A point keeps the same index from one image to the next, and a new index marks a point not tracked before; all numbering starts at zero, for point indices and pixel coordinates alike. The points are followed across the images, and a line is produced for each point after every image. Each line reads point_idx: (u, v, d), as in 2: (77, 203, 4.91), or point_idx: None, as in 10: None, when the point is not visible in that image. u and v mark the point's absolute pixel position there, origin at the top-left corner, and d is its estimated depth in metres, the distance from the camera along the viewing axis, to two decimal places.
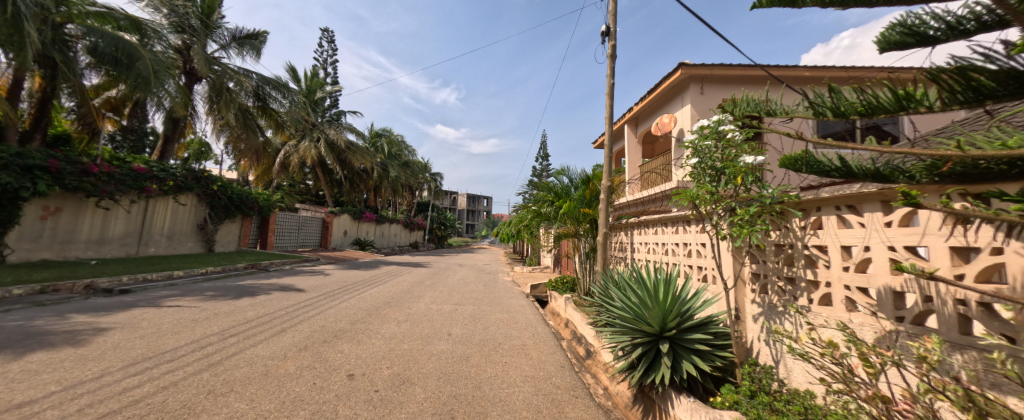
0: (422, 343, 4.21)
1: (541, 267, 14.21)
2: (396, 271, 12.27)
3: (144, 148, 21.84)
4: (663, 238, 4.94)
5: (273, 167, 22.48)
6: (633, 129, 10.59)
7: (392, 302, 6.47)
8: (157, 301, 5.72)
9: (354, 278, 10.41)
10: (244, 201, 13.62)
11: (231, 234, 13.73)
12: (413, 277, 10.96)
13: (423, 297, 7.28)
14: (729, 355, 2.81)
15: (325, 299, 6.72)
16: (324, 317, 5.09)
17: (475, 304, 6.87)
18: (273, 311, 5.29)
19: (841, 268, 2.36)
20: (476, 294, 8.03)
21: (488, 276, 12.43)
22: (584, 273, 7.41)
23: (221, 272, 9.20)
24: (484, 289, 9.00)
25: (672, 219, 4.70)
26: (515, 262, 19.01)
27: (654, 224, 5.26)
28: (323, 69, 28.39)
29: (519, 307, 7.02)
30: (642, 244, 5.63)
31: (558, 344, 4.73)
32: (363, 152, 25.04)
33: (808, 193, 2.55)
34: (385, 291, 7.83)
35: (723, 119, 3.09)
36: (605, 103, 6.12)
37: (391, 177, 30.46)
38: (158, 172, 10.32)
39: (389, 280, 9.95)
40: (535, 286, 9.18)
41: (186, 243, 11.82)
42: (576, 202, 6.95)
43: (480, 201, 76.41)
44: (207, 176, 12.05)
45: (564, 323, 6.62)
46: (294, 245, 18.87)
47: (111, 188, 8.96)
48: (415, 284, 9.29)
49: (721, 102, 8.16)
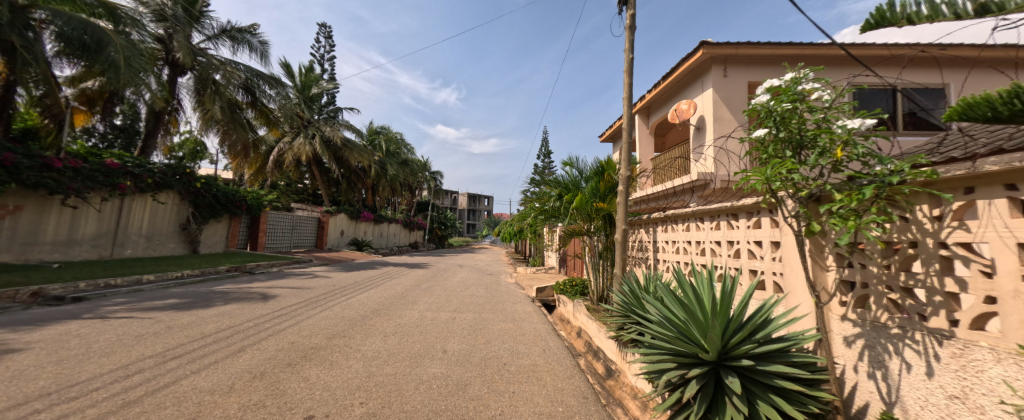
0: (411, 364, 3.44)
1: (545, 268, 13.45)
2: (392, 273, 11.55)
3: (132, 146, 21.09)
4: (697, 236, 4.18)
5: (266, 165, 21.74)
6: (645, 119, 9.81)
7: (381, 310, 5.71)
8: (108, 311, 4.96)
9: (346, 280, 9.68)
10: (231, 199, 12.87)
11: (217, 235, 12.98)
12: (410, 279, 10.24)
13: (418, 303, 6.52)
14: (826, 396, 2.03)
15: (305, 306, 5.96)
16: (298, 329, 4.33)
17: (475, 312, 6.12)
18: (241, 323, 4.54)
19: (1014, 277, 1.54)
20: (477, 299, 7.28)
21: (489, 278, 11.66)
22: (597, 275, 6.65)
23: (200, 276, 8.47)
24: (486, 293, 8.26)
25: (711, 213, 3.95)
26: (518, 262, 18.20)
27: (685, 219, 4.50)
28: (320, 65, 27.64)
29: (525, 315, 6.25)
30: (669, 243, 4.85)
31: (576, 363, 3.99)
32: (360, 150, 24.27)
33: (953, 167, 1.75)
34: (377, 296, 7.09)
35: (803, 76, 2.36)
36: (623, 82, 5.36)
37: (389, 175, 29.69)
38: (134, 167, 9.57)
39: (383, 283, 9.22)
40: (542, 289, 8.44)
41: (168, 244, 11.09)
42: (589, 196, 6.19)
43: (480, 201, 75.68)
44: (189, 172, 11.29)
45: (576, 331, 5.89)
46: (288, 246, 18.14)
47: (78, 185, 8.23)
48: (411, 287, 8.56)
49: (747, 86, 7.41)
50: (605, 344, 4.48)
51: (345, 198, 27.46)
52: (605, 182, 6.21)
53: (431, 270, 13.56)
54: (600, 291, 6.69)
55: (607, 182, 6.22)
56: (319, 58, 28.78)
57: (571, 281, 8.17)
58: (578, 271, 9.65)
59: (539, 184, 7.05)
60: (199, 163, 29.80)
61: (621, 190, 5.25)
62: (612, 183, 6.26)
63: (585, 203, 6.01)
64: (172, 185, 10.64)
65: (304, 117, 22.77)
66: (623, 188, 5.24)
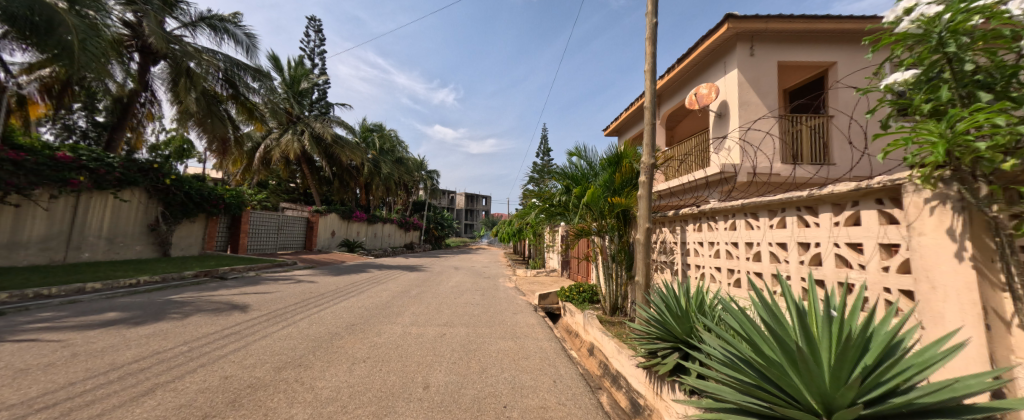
0: (377, 411, 2.54)
1: (547, 270, 12.55)
2: (380, 277, 10.61)
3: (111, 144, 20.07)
4: (750, 236, 3.31)
5: (253, 163, 20.71)
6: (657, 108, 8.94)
7: (356, 325, 4.81)
8: (15, 331, 4.05)
9: (328, 285, 8.74)
10: (207, 198, 11.88)
11: (191, 236, 11.99)
12: (400, 283, 9.32)
13: (403, 315, 5.61)
14: None
15: (268, 320, 5.06)
16: (240, 356, 3.41)
17: (469, 326, 5.21)
18: (173, 346, 3.65)
19: None
20: (472, 309, 6.36)
21: (487, 282, 10.76)
22: (610, 282, 5.77)
23: (160, 283, 7.54)
24: (483, 301, 7.35)
25: (770, 207, 3.10)
26: (518, 265, 17.26)
27: (728, 215, 3.64)
28: (311, 59, 26.66)
29: (528, 328, 5.37)
30: (704, 245, 3.99)
31: (596, 400, 3.07)
32: (352, 147, 23.27)
33: None
34: (356, 306, 6.17)
35: None
36: (645, 51, 4.48)
37: (384, 174, 28.65)
38: (89, 162, 8.62)
39: (368, 289, 8.29)
40: (545, 296, 7.54)
41: (133, 247, 10.16)
42: (602, 189, 5.30)
43: (479, 201, 74.68)
44: (158, 167, 10.31)
45: (588, 349, 5.00)
46: (273, 247, 17.14)
47: (19, 180, 7.30)
48: (398, 294, 7.63)
49: (777, 66, 6.56)
50: (628, 370, 3.60)
51: (338, 198, 26.45)
52: (620, 173, 5.29)
53: (424, 273, 12.61)
54: (614, 300, 5.78)
55: (623, 173, 5.30)
56: (311, 53, 27.76)
57: (578, 287, 7.26)
58: (586, 275, 8.76)
59: (543, 177, 6.13)
60: (186, 162, 28.71)
61: (643, 180, 4.36)
62: (628, 174, 5.33)
63: (596, 198, 5.11)
64: (136, 182, 9.69)
65: (293, 113, 21.83)
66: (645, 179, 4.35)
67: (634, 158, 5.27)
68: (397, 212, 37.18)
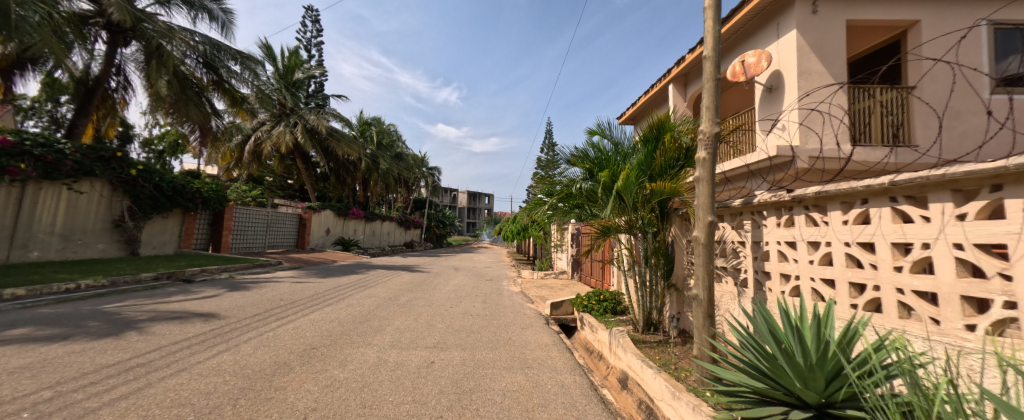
0: None
1: (556, 272, 11.33)
2: (370, 279, 9.49)
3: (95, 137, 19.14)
4: (899, 231, 2.06)
5: (243, 156, 19.64)
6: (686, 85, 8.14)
7: (318, 350, 3.67)
8: None
9: (307, 288, 7.60)
10: (181, 191, 10.77)
11: (165, 232, 10.92)
12: (390, 287, 8.16)
13: (383, 332, 4.46)
14: None
15: (207, 339, 3.94)
16: (118, 410, 2.28)
17: (467, 349, 4.03)
18: (34, 390, 2.52)
19: None
20: (471, 324, 5.18)
21: (490, 285, 9.63)
22: (642, 292, 4.59)
23: (108, 287, 6.45)
24: (485, 311, 6.18)
25: (945, 185, 1.85)
26: (523, 265, 16.13)
27: (844, 200, 2.43)
28: (307, 50, 25.63)
29: (541, 350, 4.22)
30: (799, 246, 2.77)
31: None
32: (348, 141, 22.17)
33: None
34: (329, 317, 5.02)
35: None
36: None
37: (383, 169, 27.54)
38: (34, 148, 7.55)
39: (353, 294, 7.16)
40: (558, 305, 6.39)
41: (95, 245, 9.12)
42: (636, 172, 4.10)
43: (481, 200, 73.63)
44: (121, 156, 9.23)
45: (620, 381, 3.83)
46: (262, 245, 16.10)
47: None
48: (386, 301, 6.49)
49: (845, 26, 5.36)
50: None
51: (334, 194, 25.38)
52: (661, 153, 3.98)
53: (421, 275, 11.43)
54: (648, 315, 4.60)
55: (665, 153, 4.00)
56: (307, 43, 26.69)
57: (599, 294, 6.07)
58: (604, 279, 7.60)
59: (559, 162, 4.91)
60: (179, 158, 27.71)
61: (702, 157, 3.17)
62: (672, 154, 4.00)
63: (632, 186, 3.84)
64: (94, 172, 8.62)
65: (286, 105, 20.82)
66: (705, 153, 3.15)
67: (683, 132, 3.96)
68: (397, 209, 36.03)
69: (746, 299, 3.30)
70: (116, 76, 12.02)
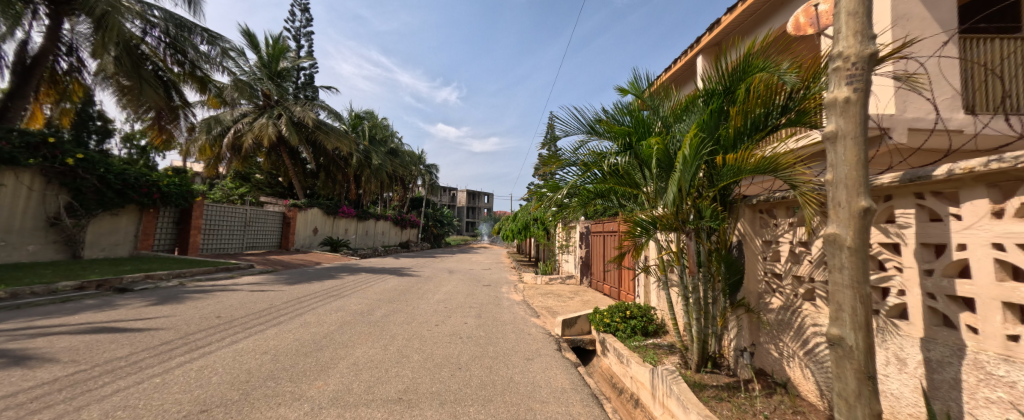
0: None
1: (562, 277, 9.96)
2: (348, 286, 8.16)
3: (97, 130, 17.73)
4: None
5: (223, 150, 18.26)
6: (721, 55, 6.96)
7: (208, 413, 2.33)
8: None
9: (264, 299, 6.26)
10: (134, 184, 9.39)
11: (117, 232, 9.61)
12: (367, 297, 6.80)
13: (329, 374, 3.11)
14: None
15: (50, 387, 2.61)
16: None
17: (446, 405, 2.67)
18: None
19: None
20: (458, 354, 3.85)
21: (486, 293, 8.27)
22: (698, 315, 3.22)
23: (3, 300, 5.13)
24: (478, 332, 4.82)
25: None
26: (525, 268, 14.74)
27: None
28: (296, 41, 24.34)
29: (554, 403, 2.86)
30: None
31: None
32: (338, 134, 20.79)
33: None
34: (262, 347, 3.65)
35: None
36: None
37: (376, 166, 26.12)
38: None
39: (318, 306, 5.84)
40: (571, 322, 5.04)
41: (23, 247, 7.83)
42: (700, 134, 2.71)
43: (481, 199, 72.28)
44: (55, 142, 7.89)
45: None
46: (239, 246, 14.73)
47: None
48: (354, 318, 5.14)
49: None
50: None
51: (325, 192, 24.04)
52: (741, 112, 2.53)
53: (410, 280, 10.08)
54: (704, 345, 3.24)
55: (752, 110, 2.50)
56: (295, 33, 25.25)
57: (624, 312, 4.74)
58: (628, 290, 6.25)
59: (578, 132, 3.55)
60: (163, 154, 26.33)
61: (842, 98, 1.83)
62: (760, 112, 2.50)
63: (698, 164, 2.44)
64: (18, 160, 7.30)
65: (271, 96, 19.44)
66: (854, 93, 1.79)
67: (782, 74, 2.49)
68: (392, 208, 34.60)
69: (907, 341, 2.00)
70: (67, 57, 10.65)
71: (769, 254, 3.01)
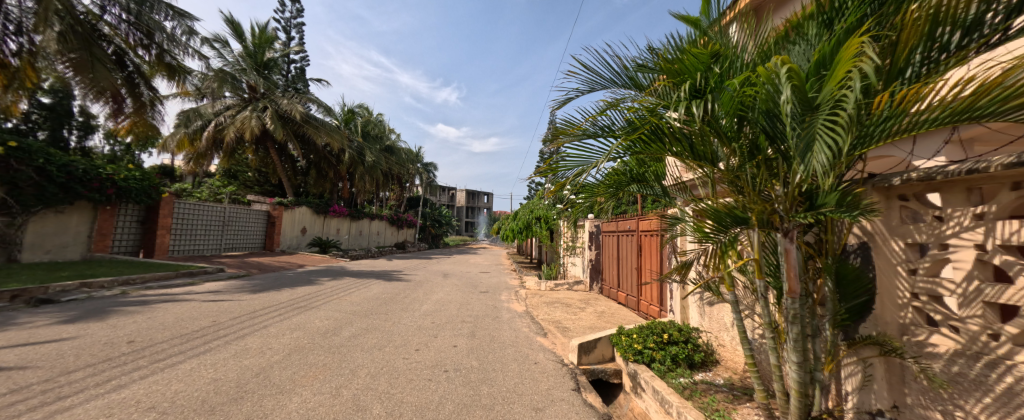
0: None
1: (570, 282, 8.84)
2: (323, 294, 7.05)
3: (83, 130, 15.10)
4: None
5: (203, 144, 17.13)
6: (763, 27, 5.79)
7: None
8: None
9: (211, 313, 5.13)
10: (82, 178, 8.25)
11: (65, 233, 8.51)
12: (339, 310, 5.68)
13: None
14: None
15: None
16: None
17: None
18: None
19: None
20: (439, 402, 2.73)
21: (483, 302, 7.17)
22: (799, 357, 2.08)
23: None
24: (470, 362, 3.71)
25: None
26: (527, 270, 13.62)
27: None
28: (286, 32, 23.23)
29: None
30: None
31: None
32: (328, 129, 19.66)
33: None
34: (154, 397, 2.53)
35: None
36: None
37: (370, 163, 24.99)
38: None
39: (274, 322, 4.73)
40: (590, 347, 3.90)
41: None
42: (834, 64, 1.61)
43: (481, 198, 71.29)
44: None
45: None
46: (217, 248, 13.61)
47: None
48: (310, 342, 4.02)
49: None
50: None
51: (316, 190, 22.93)
52: (931, 11, 1.39)
53: (398, 286, 8.96)
54: (806, 401, 2.12)
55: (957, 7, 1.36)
56: (286, 24, 24.09)
57: (659, 336, 3.59)
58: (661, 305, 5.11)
59: (611, 86, 2.45)
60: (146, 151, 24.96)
61: None
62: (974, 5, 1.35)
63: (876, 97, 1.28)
64: None
65: (257, 89, 18.28)
66: None
67: None
68: (389, 207, 33.43)
69: None
70: (15, 36, 9.52)
71: (923, 266, 1.88)
